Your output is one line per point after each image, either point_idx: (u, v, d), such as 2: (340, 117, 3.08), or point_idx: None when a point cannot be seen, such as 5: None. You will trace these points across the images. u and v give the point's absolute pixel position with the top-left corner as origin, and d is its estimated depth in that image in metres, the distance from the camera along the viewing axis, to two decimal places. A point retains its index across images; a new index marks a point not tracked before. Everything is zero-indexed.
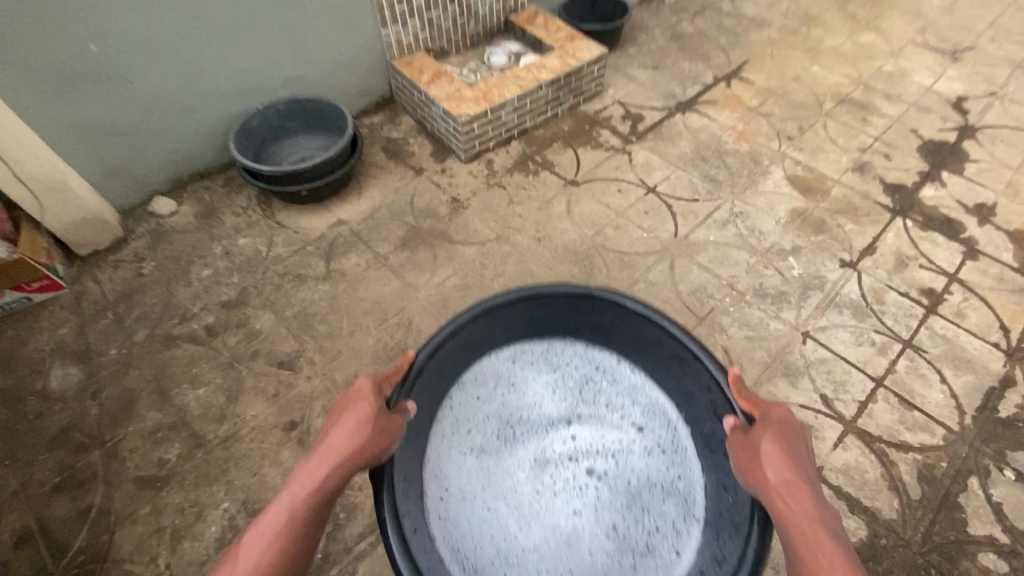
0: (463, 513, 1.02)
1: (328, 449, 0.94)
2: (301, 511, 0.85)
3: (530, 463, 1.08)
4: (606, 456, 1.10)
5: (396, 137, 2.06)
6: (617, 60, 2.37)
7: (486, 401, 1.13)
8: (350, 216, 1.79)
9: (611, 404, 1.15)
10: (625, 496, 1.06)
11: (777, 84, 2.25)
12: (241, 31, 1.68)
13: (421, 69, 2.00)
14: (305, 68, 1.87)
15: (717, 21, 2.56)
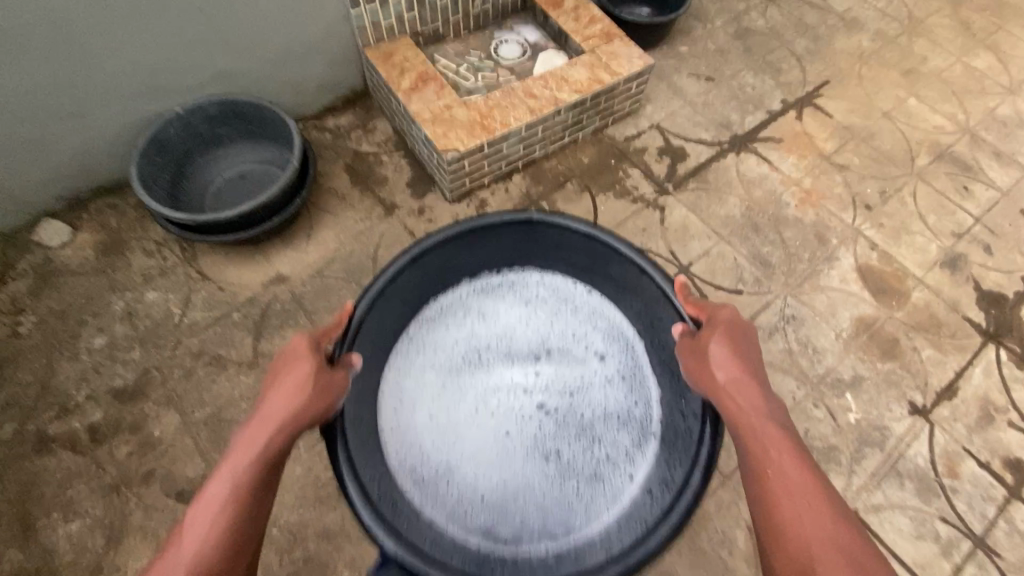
0: (427, 422, 1.12)
1: (270, 414, 0.90)
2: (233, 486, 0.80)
3: (487, 388, 1.16)
4: (564, 394, 1.16)
5: (367, 151, 1.60)
6: (663, 61, 1.84)
7: (467, 316, 1.22)
8: (294, 272, 1.39)
9: (573, 331, 1.22)
10: (576, 425, 1.14)
11: (860, 122, 1.76)
12: (145, 16, 1.19)
13: (404, 67, 1.49)
14: (241, 58, 1.37)
15: (796, 14, 1.99)
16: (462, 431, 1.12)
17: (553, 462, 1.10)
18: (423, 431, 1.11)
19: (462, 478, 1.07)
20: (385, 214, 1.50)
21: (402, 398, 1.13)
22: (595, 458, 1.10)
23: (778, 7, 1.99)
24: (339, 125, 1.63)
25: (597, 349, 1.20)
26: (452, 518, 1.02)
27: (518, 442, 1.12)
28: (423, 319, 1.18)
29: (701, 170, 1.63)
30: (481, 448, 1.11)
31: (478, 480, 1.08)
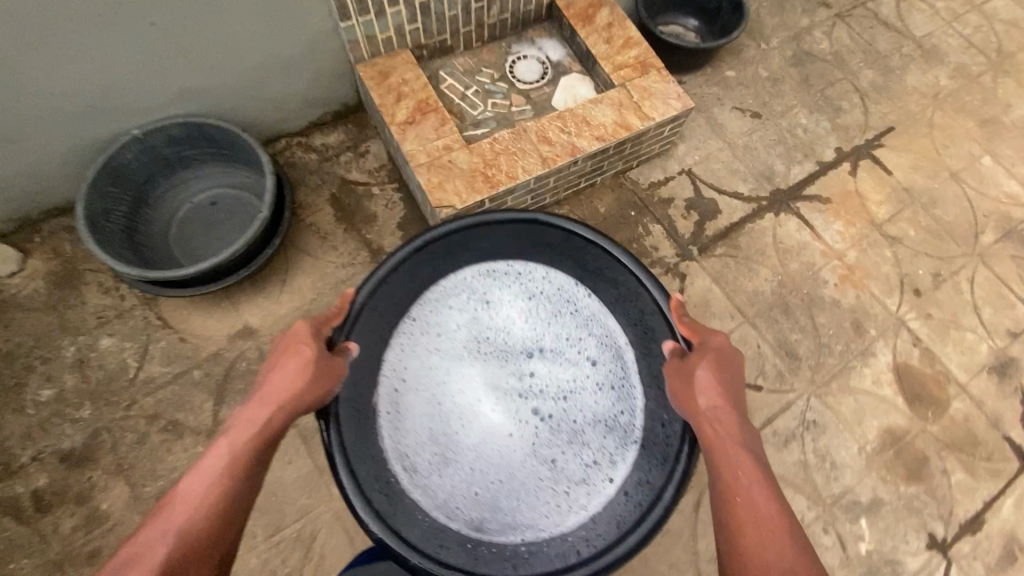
0: (413, 424, 0.92)
1: (268, 395, 0.83)
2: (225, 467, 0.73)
3: (474, 378, 0.97)
4: (556, 396, 0.97)
5: (356, 179, 1.42)
6: (704, 89, 1.60)
7: (454, 311, 1.00)
8: (264, 326, 1.25)
9: (568, 334, 1.00)
10: (567, 431, 0.95)
11: (922, 182, 1.53)
12: (85, 36, 1.00)
13: (402, 91, 1.28)
14: (209, 77, 1.18)
15: (866, 37, 1.71)
16: (446, 434, 0.93)
17: (541, 468, 0.92)
18: (410, 431, 0.91)
19: (430, 469, 0.89)
20: (370, 261, 1.33)
21: (398, 394, 0.93)
22: (585, 461, 0.92)
23: (847, 28, 1.71)
24: (326, 145, 1.44)
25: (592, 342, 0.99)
26: (450, 517, 0.86)
27: (509, 445, 0.93)
28: (421, 305, 0.97)
29: (733, 231, 1.43)
30: (462, 446, 0.93)
31: (454, 485, 0.89)
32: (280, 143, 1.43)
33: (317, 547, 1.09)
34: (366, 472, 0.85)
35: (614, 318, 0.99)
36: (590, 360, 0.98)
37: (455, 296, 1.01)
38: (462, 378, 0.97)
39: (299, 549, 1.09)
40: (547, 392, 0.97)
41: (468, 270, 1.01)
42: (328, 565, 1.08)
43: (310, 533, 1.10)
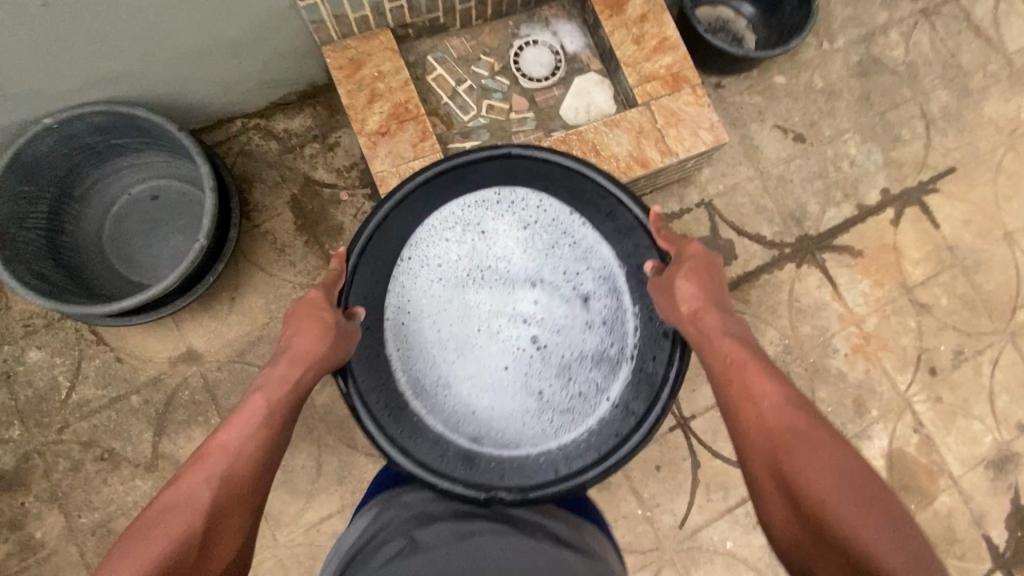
0: (417, 347, 0.91)
1: (282, 365, 0.80)
2: (225, 454, 0.69)
3: (469, 306, 0.93)
4: (549, 327, 0.93)
5: (323, 179, 1.22)
6: (745, 99, 1.35)
7: (448, 242, 0.94)
8: (209, 350, 1.13)
9: (568, 267, 0.95)
10: (558, 364, 0.92)
11: (970, 240, 1.34)
12: None
13: (376, 89, 1.05)
14: (135, 62, 0.95)
15: (950, 45, 1.42)
16: (448, 354, 0.92)
17: (532, 395, 0.91)
18: (418, 353, 0.91)
19: (431, 394, 0.89)
20: None
21: (404, 324, 0.92)
22: (571, 391, 0.91)
23: (929, 31, 1.42)
24: (289, 131, 1.22)
25: (590, 270, 0.94)
26: (452, 431, 0.88)
27: (504, 374, 0.91)
28: (428, 230, 0.94)
29: (746, 282, 1.27)
30: (458, 367, 0.91)
31: (452, 407, 0.90)
32: (235, 125, 1.21)
33: None
34: (380, 405, 0.88)
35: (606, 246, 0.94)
36: (582, 294, 0.94)
37: (446, 225, 0.95)
38: (460, 304, 0.93)
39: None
40: (543, 323, 0.93)
41: (457, 206, 0.94)
42: None
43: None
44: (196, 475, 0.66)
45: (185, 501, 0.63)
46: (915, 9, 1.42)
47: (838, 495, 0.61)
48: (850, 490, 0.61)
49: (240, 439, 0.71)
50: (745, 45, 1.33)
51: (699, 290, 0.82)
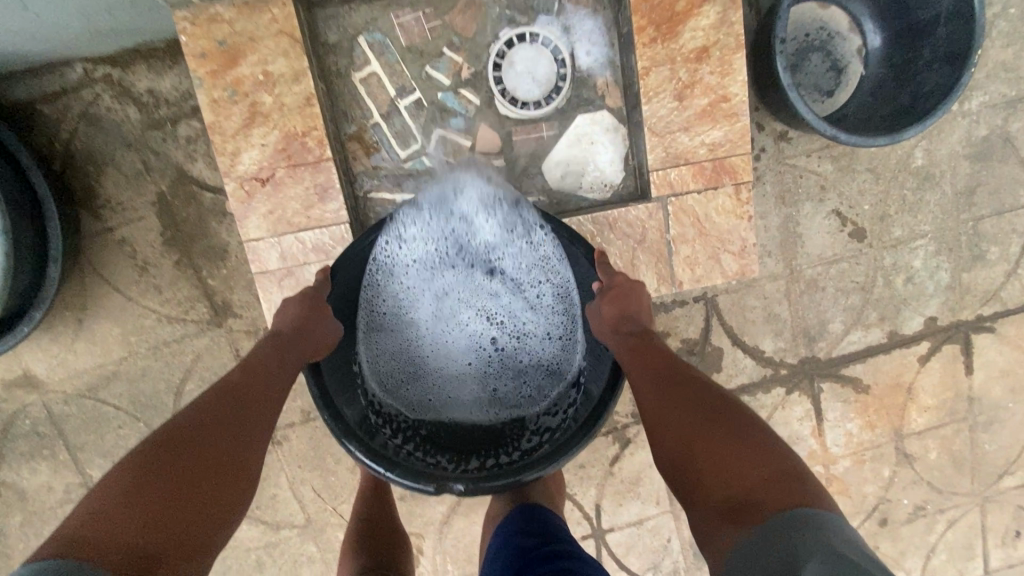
0: (380, 344, 0.72)
1: (278, 337, 0.63)
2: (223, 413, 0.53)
3: (436, 297, 0.73)
4: (506, 330, 0.73)
5: (201, 177, 0.87)
6: (810, 164, 0.98)
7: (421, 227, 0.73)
8: (51, 377, 0.91)
9: (526, 273, 0.73)
10: (512, 371, 0.73)
11: (997, 396, 1.12)
12: None
13: (260, 105, 0.68)
14: None
15: None
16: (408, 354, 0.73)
17: (485, 396, 0.72)
18: (387, 349, 0.72)
19: (388, 391, 0.71)
20: (208, 320, 0.92)
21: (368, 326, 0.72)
22: (524, 398, 0.72)
23: None
24: (154, 94, 0.84)
25: (540, 270, 0.72)
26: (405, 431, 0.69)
27: (464, 377, 0.73)
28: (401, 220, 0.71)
29: None
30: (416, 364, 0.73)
31: (409, 407, 0.71)
32: (74, 72, 0.83)
33: None
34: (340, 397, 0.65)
35: (555, 236, 0.70)
36: (538, 304, 0.73)
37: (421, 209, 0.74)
38: (425, 295, 0.73)
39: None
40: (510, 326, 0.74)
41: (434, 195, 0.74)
42: None
43: None
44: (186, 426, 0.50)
45: (190, 451, 0.48)
46: None
47: (710, 445, 0.51)
48: (718, 429, 0.52)
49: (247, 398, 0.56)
50: (845, 83, 0.92)
51: (617, 312, 0.65)
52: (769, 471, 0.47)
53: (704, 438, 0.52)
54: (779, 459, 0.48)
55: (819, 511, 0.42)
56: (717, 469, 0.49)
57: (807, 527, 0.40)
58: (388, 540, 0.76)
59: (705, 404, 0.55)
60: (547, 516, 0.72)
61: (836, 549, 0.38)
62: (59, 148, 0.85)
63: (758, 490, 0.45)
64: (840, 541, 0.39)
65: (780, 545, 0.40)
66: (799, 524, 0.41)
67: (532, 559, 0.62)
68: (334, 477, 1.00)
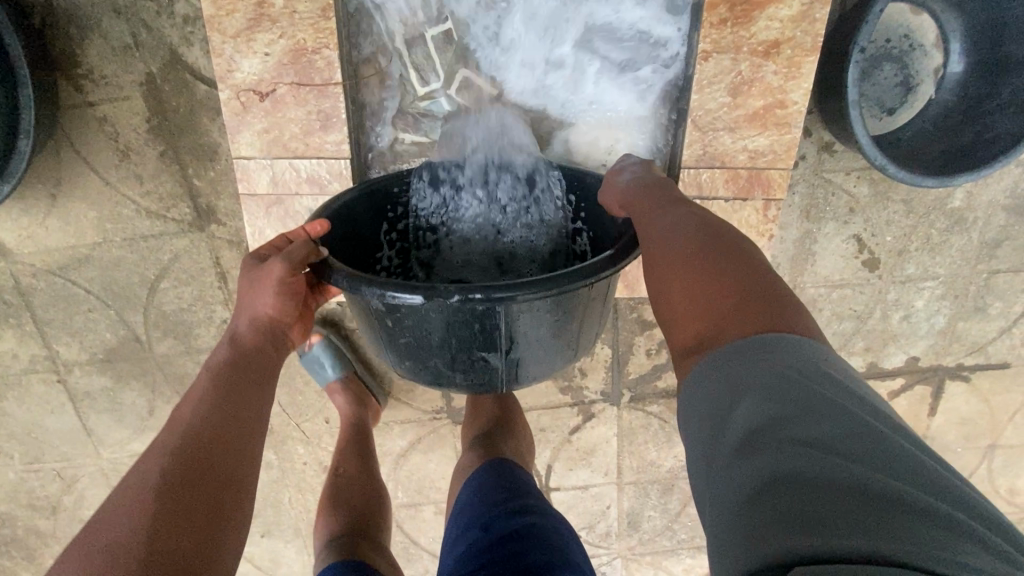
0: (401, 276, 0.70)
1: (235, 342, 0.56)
2: (186, 453, 0.46)
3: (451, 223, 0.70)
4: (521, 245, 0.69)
5: (197, 65, 0.79)
6: (846, 183, 0.92)
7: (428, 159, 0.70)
8: (21, 248, 0.87)
9: (531, 179, 0.68)
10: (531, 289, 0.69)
11: (949, 442, 1.15)
12: None
13: (269, 6, 0.60)
14: None
15: None
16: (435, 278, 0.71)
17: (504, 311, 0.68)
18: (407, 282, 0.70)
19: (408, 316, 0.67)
20: (190, 222, 0.87)
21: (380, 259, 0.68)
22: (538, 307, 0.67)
23: None
24: None
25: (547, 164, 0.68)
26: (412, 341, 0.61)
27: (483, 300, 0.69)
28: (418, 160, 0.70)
29: None
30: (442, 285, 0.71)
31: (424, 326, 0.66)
32: None
33: (73, 496, 1.03)
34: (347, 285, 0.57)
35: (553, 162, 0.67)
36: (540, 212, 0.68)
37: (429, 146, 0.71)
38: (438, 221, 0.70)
39: (52, 485, 1.02)
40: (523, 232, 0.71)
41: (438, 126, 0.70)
42: (81, 514, 1.04)
43: (63, 483, 1.03)
44: (144, 481, 0.43)
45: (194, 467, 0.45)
46: None
47: (693, 283, 0.45)
48: (702, 257, 0.46)
49: (212, 427, 0.48)
50: (910, 102, 0.84)
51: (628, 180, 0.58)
52: (746, 292, 0.41)
53: (687, 272, 0.46)
54: (761, 284, 0.42)
55: (783, 334, 0.38)
56: (693, 303, 0.44)
57: (759, 352, 0.37)
58: (357, 513, 0.84)
59: (703, 241, 0.47)
60: (515, 472, 0.72)
61: (785, 375, 0.35)
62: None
63: (728, 320, 0.41)
64: (788, 363, 0.36)
65: (733, 371, 0.37)
66: (754, 354, 0.37)
67: (496, 514, 0.63)
68: (301, 397, 1.01)
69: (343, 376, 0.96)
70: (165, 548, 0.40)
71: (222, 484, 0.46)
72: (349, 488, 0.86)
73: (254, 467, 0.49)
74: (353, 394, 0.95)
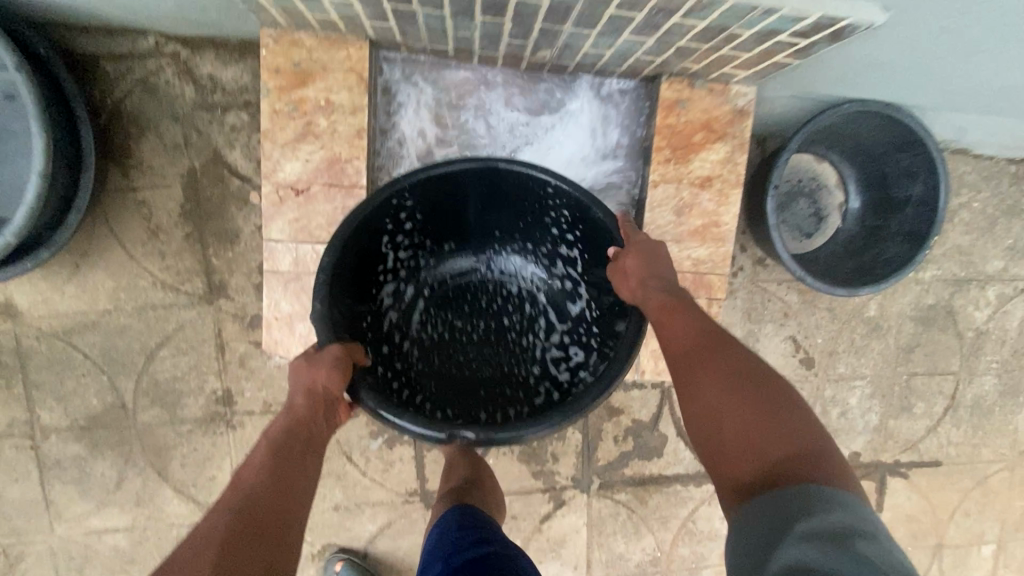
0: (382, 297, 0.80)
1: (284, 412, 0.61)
2: (245, 516, 0.50)
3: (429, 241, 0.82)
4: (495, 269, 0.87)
5: (235, 164, 0.93)
6: (779, 291, 1.09)
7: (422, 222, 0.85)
8: (31, 311, 0.93)
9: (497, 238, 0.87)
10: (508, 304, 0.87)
11: (898, 539, 1.21)
12: None
13: (314, 126, 0.75)
14: None
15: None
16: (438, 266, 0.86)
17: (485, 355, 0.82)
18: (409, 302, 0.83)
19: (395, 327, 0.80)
20: (200, 296, 0.95)
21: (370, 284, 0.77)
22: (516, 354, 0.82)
23: (1016, 310, 1.16)
24: (214, 81, 0.91)
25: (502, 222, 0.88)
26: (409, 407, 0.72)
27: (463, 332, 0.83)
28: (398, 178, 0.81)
29: (653, 485, 1.14)
30: (440, 275, 0.86)
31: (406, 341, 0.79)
32: (146, 42, 0.90)
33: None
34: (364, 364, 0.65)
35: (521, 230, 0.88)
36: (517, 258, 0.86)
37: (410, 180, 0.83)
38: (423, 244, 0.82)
39: None
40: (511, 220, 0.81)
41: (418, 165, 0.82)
42: None
43: (5, 562, 0.97)
44: (207, 539, 0.48)
45: (244, 519, 0.50)
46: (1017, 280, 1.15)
47: (746, 436, 0.53)
48: (736, 386, 0.56)
49: (262, 483, 0.54)
50: (822, 229, 1.04)
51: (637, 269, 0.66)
52: (796, 444, 0.51)
53: (730, 408, 0.55)
54: (808, 440, 0.52)
55: (827, 487, 0.47)
56: (740, 438, 0.53)
57: (801, 503, 0.46)
58: None
59: (750, 394, 0.55)
60: (485, 515, 0.75)
61: (803, 512, 0.45)
62: (109, 104, 0.90)
63: (787, 471, 0.50)
64: (828, 518, 0.44)
65: (768, 511, 0.47)
66: (797, 504, 0.46)
67: (461, 551, 0.67)
68: None
69: None
70: None
71: (269, 537, 0.50)
72: None
73: (299, 518, 0.54)
74: None
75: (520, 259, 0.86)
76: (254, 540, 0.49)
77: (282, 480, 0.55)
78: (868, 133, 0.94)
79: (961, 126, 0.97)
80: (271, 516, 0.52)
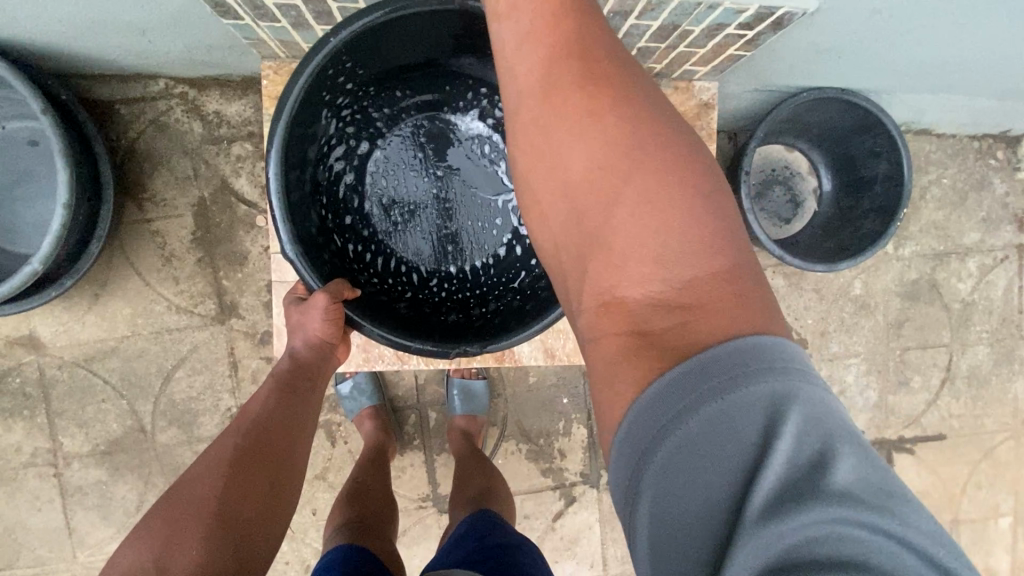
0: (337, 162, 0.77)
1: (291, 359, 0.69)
2: (252, 440, 0.59)
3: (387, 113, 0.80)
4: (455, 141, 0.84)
5: (242, 190, 1.00)
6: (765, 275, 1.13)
7: None
8: (55, 342, 0.98)
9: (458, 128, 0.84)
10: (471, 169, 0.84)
11: None
12: None
13: None
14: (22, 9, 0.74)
15: (1011, 304, 1.20)
16: (394, 107, 0.81)
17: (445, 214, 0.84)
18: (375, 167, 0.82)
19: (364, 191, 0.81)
20: (212, 317, 1.00)
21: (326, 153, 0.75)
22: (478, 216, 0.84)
23: (998, 279, 1.20)
24: (220, 116, 0.99)
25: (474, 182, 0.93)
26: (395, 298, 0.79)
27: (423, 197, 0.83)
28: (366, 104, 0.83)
29: None
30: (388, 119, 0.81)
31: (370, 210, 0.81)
32: (157, 85, 0.98)
33: None
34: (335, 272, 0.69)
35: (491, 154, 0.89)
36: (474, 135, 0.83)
37: None
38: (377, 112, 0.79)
39: None
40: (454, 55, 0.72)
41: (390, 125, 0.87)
42: None
43: None
44: (222, 457, 0.57)
45: (257, 447, 0.59)
46: (994, 250, 1.19)
47: (678, 282, 0.40)
48: (665, 211, 0.42)
49: (274, 419, 0.62)
50: (800, 214, 1.10)
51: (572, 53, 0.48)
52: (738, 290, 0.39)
53: (657, 240, 0.42)
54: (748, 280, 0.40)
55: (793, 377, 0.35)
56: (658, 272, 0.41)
57: (725, 409, 0.34)
58: (375, 505, 0.88)
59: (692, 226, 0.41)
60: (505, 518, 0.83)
61: (736, 417, 0.34)
62: (123, 144, 0.97)
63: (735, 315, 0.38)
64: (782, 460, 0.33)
65: (695, 428, 0.35)
66: (735, 422, 0.34)
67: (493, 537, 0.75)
68: None
69: (375, 404, 1.04)
70: (234, 508, 0.54)
71: (277, 466, 0.59)
72: (371, 484, 0.91)
73: (302, 456, 0.64)
74: (382, 421, 1.02)
75: (480, 108, 0.82)
76: (264, 465, 0.58)
77: (290, 420, 0.64)
78: (829, 118, 1.00)
79: (917, 104, 1.03)
80: (281, 451, 0.61)
